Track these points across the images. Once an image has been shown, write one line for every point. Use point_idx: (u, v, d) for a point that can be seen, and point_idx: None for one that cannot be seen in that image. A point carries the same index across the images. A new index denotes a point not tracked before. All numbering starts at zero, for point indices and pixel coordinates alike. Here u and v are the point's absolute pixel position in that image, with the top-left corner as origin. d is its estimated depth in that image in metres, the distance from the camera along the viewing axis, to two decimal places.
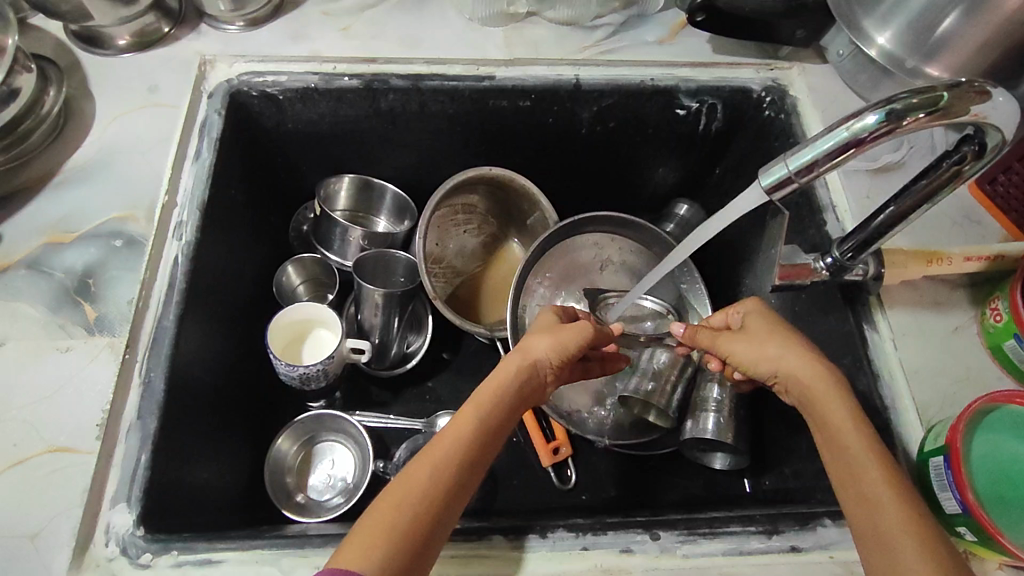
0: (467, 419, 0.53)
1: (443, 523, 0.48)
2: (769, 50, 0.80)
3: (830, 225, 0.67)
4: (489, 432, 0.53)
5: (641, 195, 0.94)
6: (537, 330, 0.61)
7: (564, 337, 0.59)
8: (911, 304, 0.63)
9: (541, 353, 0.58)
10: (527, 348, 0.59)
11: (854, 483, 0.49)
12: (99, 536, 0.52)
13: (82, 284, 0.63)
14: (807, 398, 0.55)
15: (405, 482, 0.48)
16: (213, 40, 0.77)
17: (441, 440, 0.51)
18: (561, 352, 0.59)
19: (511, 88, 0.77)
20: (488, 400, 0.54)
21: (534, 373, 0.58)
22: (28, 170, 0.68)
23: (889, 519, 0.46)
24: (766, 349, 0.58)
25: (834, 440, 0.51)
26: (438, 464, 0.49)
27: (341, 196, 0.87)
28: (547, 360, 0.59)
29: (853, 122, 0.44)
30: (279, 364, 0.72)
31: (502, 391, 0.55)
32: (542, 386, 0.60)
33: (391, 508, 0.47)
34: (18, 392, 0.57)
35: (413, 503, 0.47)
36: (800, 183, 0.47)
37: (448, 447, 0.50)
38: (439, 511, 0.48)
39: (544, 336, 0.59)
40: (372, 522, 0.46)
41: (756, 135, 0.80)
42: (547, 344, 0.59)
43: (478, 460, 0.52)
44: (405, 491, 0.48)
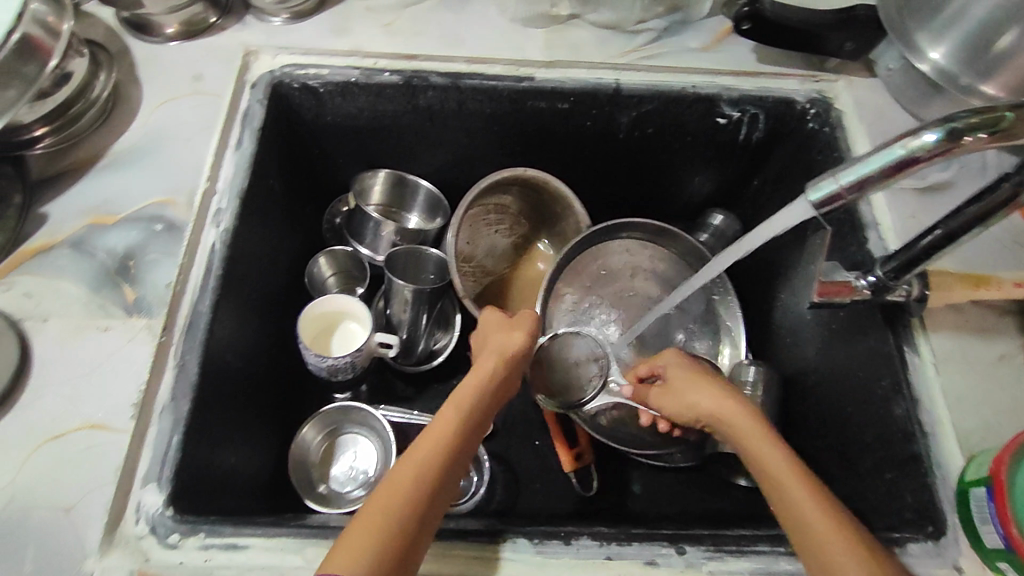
0: (450, 417, 0.54)
1: (435, 512, 0.49)
2: (816, 62, 0.78)
3: (872, 243, 0.66)
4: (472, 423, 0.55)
5: (675, 204, 0.94)
6: (496, 329, 0.65)
7: (519, 330, 0.63)
8: (954, 329, 0.61)
9: (513, 345, 0.61)
10: (500, 346, 0.61)
11: (777, 495, 0.50)
12: (130, 515, 0.53)
13: (122, 265, 0.64)
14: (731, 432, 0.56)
15: (392, 482, 0.49)
16: (259, 32, 0.78)
17: (426, 437, 0.52)
18: (527, 344, 0.62)
19: (550, 89, 0.76)
20: (473, 396, 0.57)
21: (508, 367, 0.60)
22: (76, 151, 0.70)
23: (820, 518, 0.47)
24: (690, 389, 0.61)
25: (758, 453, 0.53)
26: (425, 457, 0.50)
27: (375, 190, 0.88)
28: (520, 349, 0.61)
29: (910, 139, 0.42)
30: (308, 354, 0.72)
31: (481, 389, 0.58)
32: (516, 378, 0.63)
33: (379, 507, 0.47)
34: (59, 368, 0.58)
35: (403, 500, 0.47)
36: (848, 200, 0.46)
37: (435, 440, 0.52)
38: (430, 503, 0.48)
39: (507, 334, 0.63)
40: (363, 522, 0.46)
41: (798, 148, 0.78)
42: (517, 336, 0.62)
43: (462, 451, 0.53)
44: (394, 491, 0.48)
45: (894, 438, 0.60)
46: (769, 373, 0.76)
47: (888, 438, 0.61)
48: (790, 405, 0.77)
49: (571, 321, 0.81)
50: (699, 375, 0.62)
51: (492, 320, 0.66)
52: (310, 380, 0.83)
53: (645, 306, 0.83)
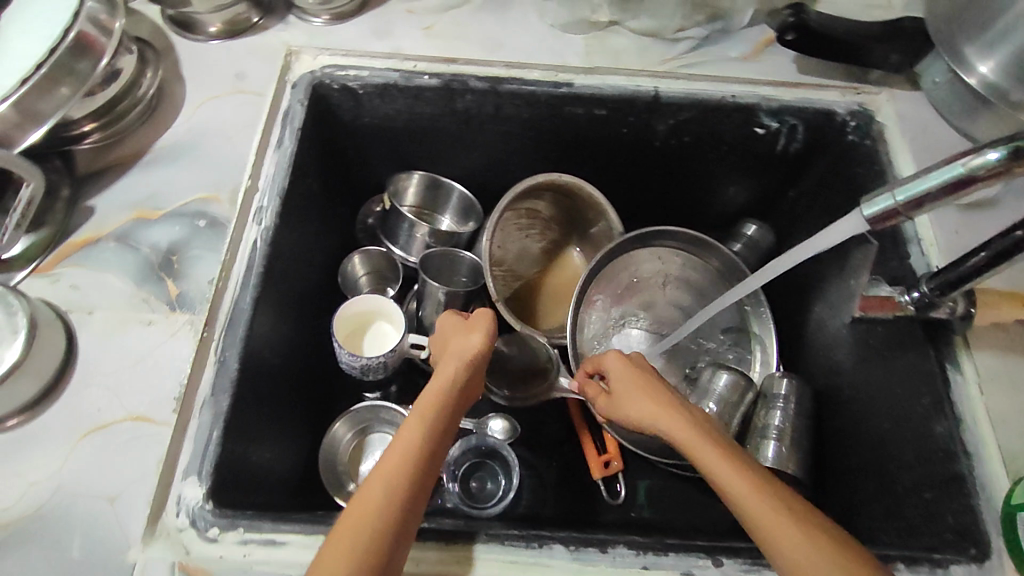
0: (413, 429, 0.51)
1: (407, 528, 0.47)
2: (858, 73, 0.77)
3: (914, 259, 0.65)
4: (438, 433, 0.52)
5: (707, 213, 0.93)
6: (458, 332, 0.61)
7: (478, 329, 0.59)
8: (998, 348, 0.61)
9: (474, 348, 0.58)
10: (458, 350, 0.58)
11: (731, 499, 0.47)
12: (171, 507, 0.54)
13: (166, 260, 0.65)
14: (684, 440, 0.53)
15: (359, 504, 0.46)
16: (300, 32, 0.79)
17: (389, 453, 0.49)
18: (484, 341, 0.58)
19: (588, 96, 0.76)
20: (435, 405, 0.53)
21: (471, 370, 0.57)
22: (121, 147, 0.71)
23: (787, 531, 0.44)
24: (641, 398, 0.58)
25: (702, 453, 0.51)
26: (391, 474, 0.48)
27: (409, 192, 0.89)
28: (479, 350, 0.58)
29: (971, 158, 0.42)
30: (342, 352, 0.73)
31: (447, 395, 0.54)
32: (478, 380, 0.60)
33: (351, 529, 0.45)
34: (104, 360, 0.59)
35: (373, 520, 0.45)
36: (907, 215, 0.47)
37: (403, 457, 0.49)
38: (401, 521, 0.46)
39: (466, 336, 0.59)
40: (335, 546, 0.44)
41: (836, 160, 0.77)
42: (477, 338, 0.58)
43: (431, 459, 0.51)
44: (361, 515, 0.45)
45: (934, 457, 0.60)
46: (802, 386, 0.75)
47: (928, 456, 0.60)
48: (823, 420, 0.76)
49: (601, 328, 0.81)
50: (646, 382, 0.59)
51: (453, 323, 0.63)
52: (341, 378, 0.83)
53: (678, 315, 0.84)
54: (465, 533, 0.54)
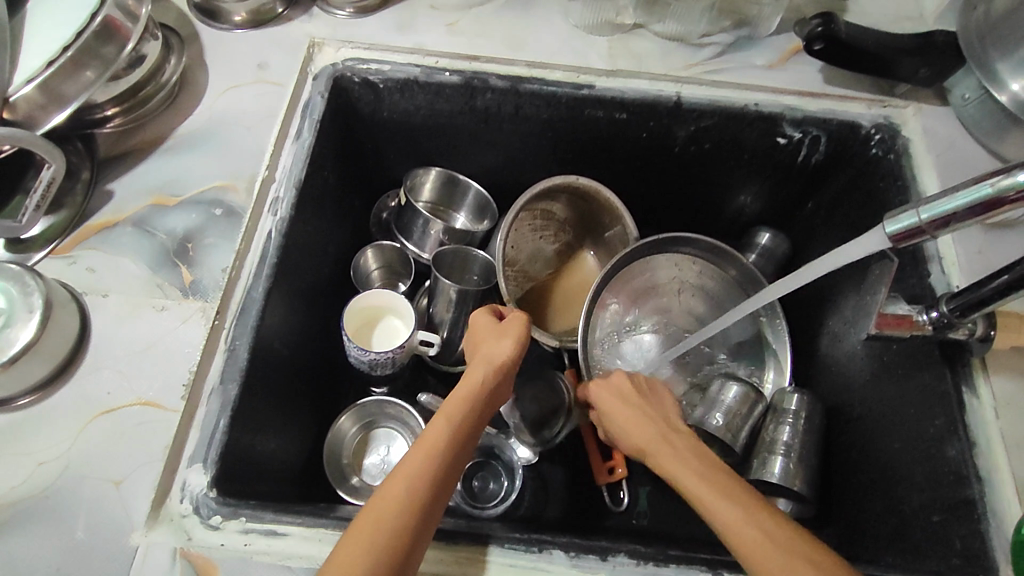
0: (439, 429, 0.51)
1: (425, 527, 0.47)
2: (884, 86, 0.76)
3: (934, 278, 0.64)
4: (464, 435, 0.52)
5: (723, 221, 0.92)
6: (488, 337, 0.61)
7: (511, 333, 0.60)
8: (1017, 373, 0.59)
9: (505, 355, 0.58)
10: (487, 354, 0.58)
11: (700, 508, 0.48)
12: (175, 492, 0.54)
13: (181, 247, 0.65)
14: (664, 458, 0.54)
15: (381, 499, 0.46)
16: (324, 24, 0.79)
17: (414, 451, 0.49)
18: (517, 345, 0.59)
19: (609, 99, 0.76)
20: (465, 407, 0.53)
21: (502, 376, 0.57)
22: (141, 132, 0.72)
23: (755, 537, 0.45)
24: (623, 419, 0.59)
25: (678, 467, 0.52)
26: (416, 472, 0.48)
27: (426, 187, 0.89)
28: (511, 356, 0.58)
29: (1000, 178, 0.41)
30: (351, 347, 0.73)
31: (475, 397, 0.54)
32: (508, 386, 0.60)
33: (370, 523, 0.45)
34: (116, 343, 0.60)
35: (394, 516, 0.45)
36: (931, 234, 0.45)
37: (426, 457, 0.49)
38: (422, 519, 0.46)
39: (497, 341, 0.60)
40: (353, 538, 0.44)
41: (859, 173, 0.76)
42: (507, 346, 0.59)
43: (456, 460, 0.51)
44: (381, 511, 0.45)
45: (944, 480, 0.58)
46: (812, 402, 0.74)
47: (938, 479, 0.59)
48: (832, 435, 0.75)
49: (612, 332, 0.81)
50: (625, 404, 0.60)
51: (483, 326, 0.63)
52: (349, 371, 0.84)
53: (690, 323, 0.83)
54: (467, 535, 0.53)
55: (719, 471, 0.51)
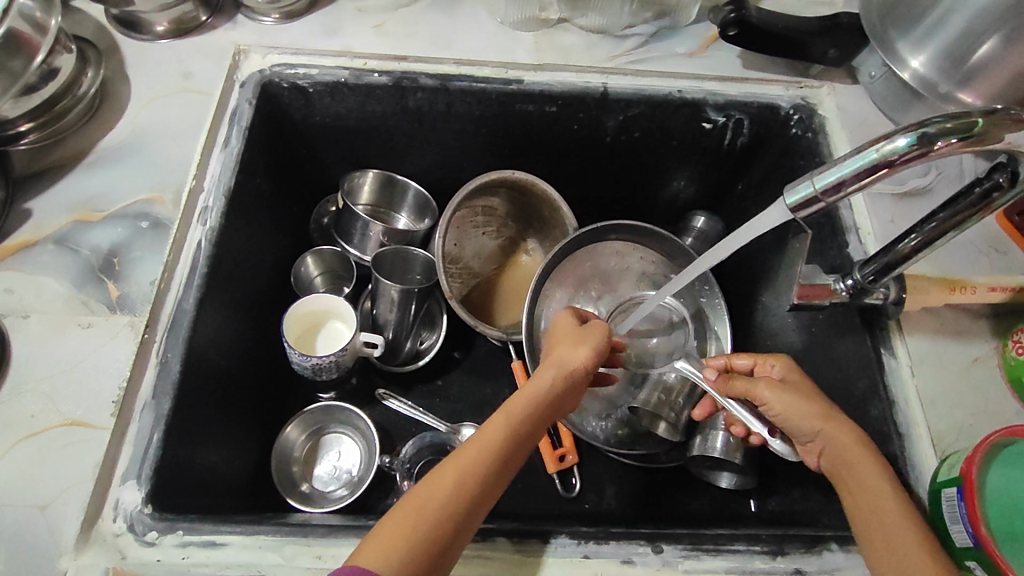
0: (496, 429, 0.53)
1: (463, 531, 0.48)
2: (800, 68, 0.79)
3: (852, 248, 0.67)
4: (521, 436, 0.54)
5: (660, 206, 0.94)
6: (568, 338, 0.62)
7: (590, 344, 0.61)
8: (930, 331, 0.63)
9: (579, 363, 0.59)
10: (563, 357, 0.59)
11: (879, 520, 0.51)
12: (108, 511, 0.53)
13: (107, 262, 0.64)
14: (841, 461, 0.55)
15: (430, 487, 0.49)
16: (249, 31, 0.78)
17: (470, 445, 0.52)
18: (591, 359, 0.60)
19: (538, 93, 0.77)
20: (526, 408, 0.55)
21: (569, 383, 0.58)
22: (61, 148, 0.70)
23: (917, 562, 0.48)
24: (811, 407, 0.58)
25: (863, 477, 0.53)
26: (469, 467, 0.50)
27: (364, 190, 0.88)
28: (583, 366, 0.59)
29: (884, 144, 0.43)
30: (292, 354, 0.73)
31: (539, 398, 0.56)
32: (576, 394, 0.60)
33: (415, 509, 0.47)
34: (39, 365, 0.58)
35: (439, 509, 0.48)
36: (826, 203, 0.47)
37: (479, 451, 0.51)
38: (464, 517, 0.49)
39: (577, 346, 0.60)
40: (397, 521, 0.47)
41: (781, 153, 0.79)
42: (583, 354, 0.60)
43: (508, 464, 0.52)
44: (428, 499, 0.48)
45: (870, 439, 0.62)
46: None
47: None
48: None
49: None
50: (819, 394, 0.60)
51: (565, 329, 0.64)
52: (297, 379, 0.83)
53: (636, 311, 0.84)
54: None
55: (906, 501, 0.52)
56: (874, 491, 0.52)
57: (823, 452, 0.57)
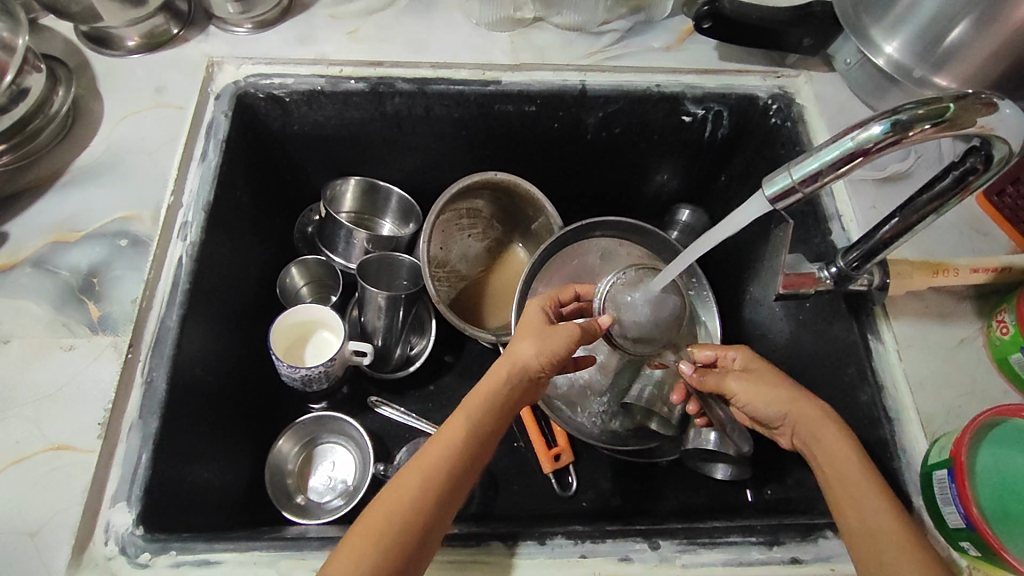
0: (450, 435, 0.53)
1: (431, 534, 0.49)
2: (776, 58, 0.79)
3: (835, 235, 0.67)
4: (479, 438, 0.54)
5: (644, 200, 0.94)
6: (527, 330, 0.59)
7: (551, 341, 0.57)
8: (916, 315, 0.63)
9: (532, 362, 0.56)
10: (514, 350, 0.57)
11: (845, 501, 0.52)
12: (99, 535, 0.52)
13: (86, 282, 0.63)
14: (812, 440, 0.56)
15: (395, 492, 0.50)
16: (222, 42, 0.77)
17: (429, 447, 0.52)
18: (548, 358, 0.56)
19: (516, 93, 0.77)
20: (480, 408, 0.54)
21: (525, 380, 0.56)
22: (35, 169, 0.69)
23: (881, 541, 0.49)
24: (776, 391, 0.59)
25: (827, 455, 0.54)
26: (428, 471, 0.51)
27: (347, 197, 0.88)
28: (539, 363, 0.56)
29: (859, 132, 0.44)
30: (281, 365, 0.72)
31: (495, 398, 0.55)
32: (536, 388, 0.59)
33: (382, 516, 0.48)
34: (21, 390, 0.57)
35: (402, 516, 0.48)
36: (804, 193, 0.47)
37: (437, 455, 0.52)
38: (430, 520, 0.49)
39: (530, 339, 0.57)
40: (366, 529, 0.48)
41: (762, 142, 0.79)
42: (536, 352, 0.56)
43: (468, 466, 0.53)
44: (392, 505, 0.49)
45: (862, 424, 0.62)
46: None
47: (857, 424, 0.63)
48: None
49: None
50: (784, 378, 0.61)
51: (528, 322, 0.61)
52: (287, 390, 0.82)
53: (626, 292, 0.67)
54: None
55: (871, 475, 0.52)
56: (840, 469, 0.53)
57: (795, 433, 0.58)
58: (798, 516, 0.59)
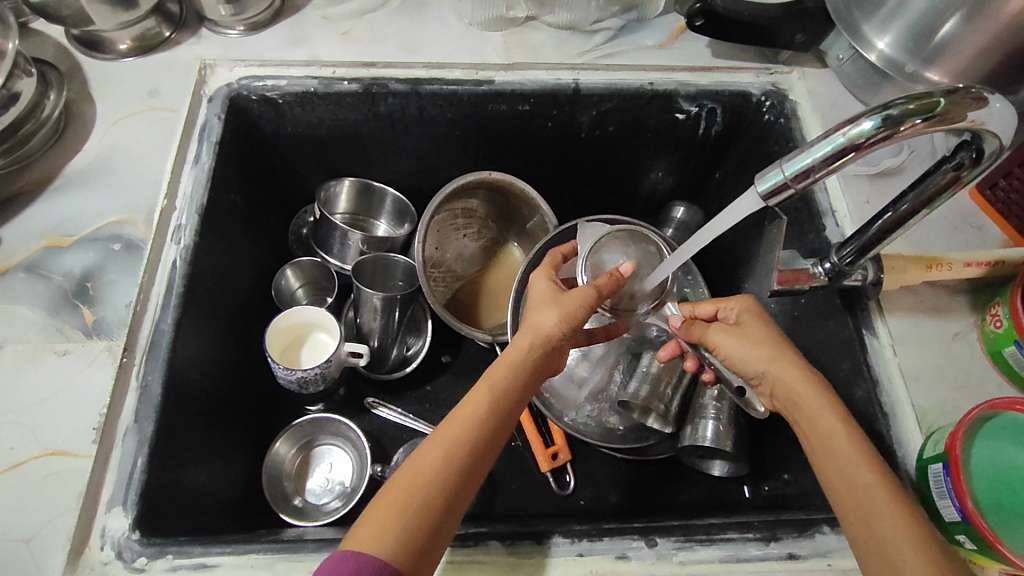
0: (475, 407, 0.52)
1: (453, 508, 0.49)
2: (769, 54, 0.79)
3: (829, 230, 0.67)
4: (504, 409, 0.53)
5: (640, 198, 0.95)
6: (545, 299, 0.60)
7: (570, 308, 0.57)
8: (910, 309, 0.63)
9: (552, 329, 0.56)
10: (533, 322, 0.58)
11: (839, 470, 0.51)
12: (94, 540, 0.52)
13: (80, 287, 0.63)
14: (795, 403, 0.56)
15: (417, 465, 0.49)
16: (214, 45, 0.77)
17: (456, 417, 0.52)
18: (569, 323, 0.57)
19: (510, 92, 0.76)
20: (501, 381, 0.54)
21: (548, 348, 0.57)
22: (28, 174, 0.69)
23: (878, 513, 0.48)
24: (759, 350, 0.59)
25: (815, 423, 0.54)
26: (450, 443, 0.50)
27: (341, 199, 0.88)
28: (560, 330, 0.57)
29: (850, 128, 0.44)
30: (277, 368, 0.72)
31: (518, 369, 0.55)
32: (557, 359, 0.59)
33: (402, 490, 0.48)
34: (16, 395, 0.57)
35: (425, 489, 0.48)
36: (796, 189, 0.47)
37: (464, 426, 0.51)
38: (453, 494, 0.49)
39: (551, 308, 0.58)
40: (386, 504, 0.47)
41: (756, 139, 0.79)
42: (555, 318, 0.57)
43: (492, 439, 0.52)
44: (414, 479, 0.48)
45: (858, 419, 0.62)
46: None
47: None
48: None
49: None
50: (770, 336, 0.60)
51: (540, 292, 0.62)
52: (283, 392, 0.82)
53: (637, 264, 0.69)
54: None
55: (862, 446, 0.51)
56: (828, 434, 0.52)
57: (774, 394, 0.58)
58: (795, 511, 0.59)
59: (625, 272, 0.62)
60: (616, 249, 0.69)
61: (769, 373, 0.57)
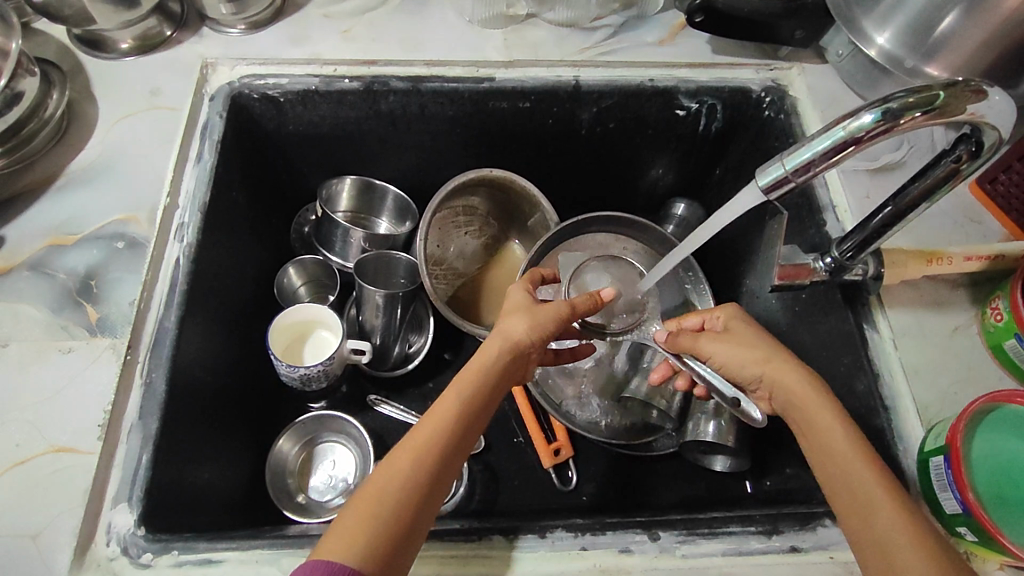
0: (444, 412, 0.52)
1: (423, 514, 0.49)
2: (769, 51, 0.79)
3: (830, 225, 0.67)
4: (473, 414, 0.53)
5: (641, 195, 0.95)
6: (516, 308, 0.60)
7: (541, 320, 0.58)
8: (911, 303, 0.63)
9: (522, 337, 0.57)
10: (504, 328, 0.58)
11: (835, 468, 0.51)
12: (100, 537, 0.53)
13: (84, 285, 0.63)
14: (792, 403, 0.55)
15: (387, 471, 0.49)
16: (215, 43, 0.77)
17: (423, 424, 0.52)
18: (538, 333, 0.58)
19: (510, 90, 0.77)
20: (472, 387, 0.54)
21: (517, 355, 0.57)
22: (31, 173, 0.69)
23: (873, 511, 0.48)
24: (753, 353, 0.59)
25: (811, 423, 0.54)
26: (420, 448, 0.50)
27: (342, 197, 0.88)
28: (529, 338, 0.57)
29: (850, 122, 0.44)
30: (280, 365, 0.72)
31: (487, 374, 0.55)
32: (527, 364, 0.59)
33: (374, 496, 0.48)
34: (21, 393, 0.57)
35: (394, 495, 0.48)
36: (797, 183, 0.47)
37: (436, 430, 0.51)
38: (423, 500, 0.49)
39: (521, 317, 0.58)
40: (358, 510, 0.47)
41: (756, 135, 0.79)
42: (524, 328, 0.57)
43: (461, 444, 0.52)
44: (384, 486, 0.48)
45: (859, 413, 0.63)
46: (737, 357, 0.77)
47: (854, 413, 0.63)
48: None
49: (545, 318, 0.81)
50: (763, 339, 0.60)
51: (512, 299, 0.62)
52: (285, 390, 0.82)
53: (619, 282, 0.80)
54: None
55: (855, 444, 0.51)
56: (824, 433, 0.52)
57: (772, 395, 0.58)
58: (797, 505, 0.60)
59: (607, 295, 0.63)
60: (599, 271, 0.81)
61: (764, 373, 0.58)
